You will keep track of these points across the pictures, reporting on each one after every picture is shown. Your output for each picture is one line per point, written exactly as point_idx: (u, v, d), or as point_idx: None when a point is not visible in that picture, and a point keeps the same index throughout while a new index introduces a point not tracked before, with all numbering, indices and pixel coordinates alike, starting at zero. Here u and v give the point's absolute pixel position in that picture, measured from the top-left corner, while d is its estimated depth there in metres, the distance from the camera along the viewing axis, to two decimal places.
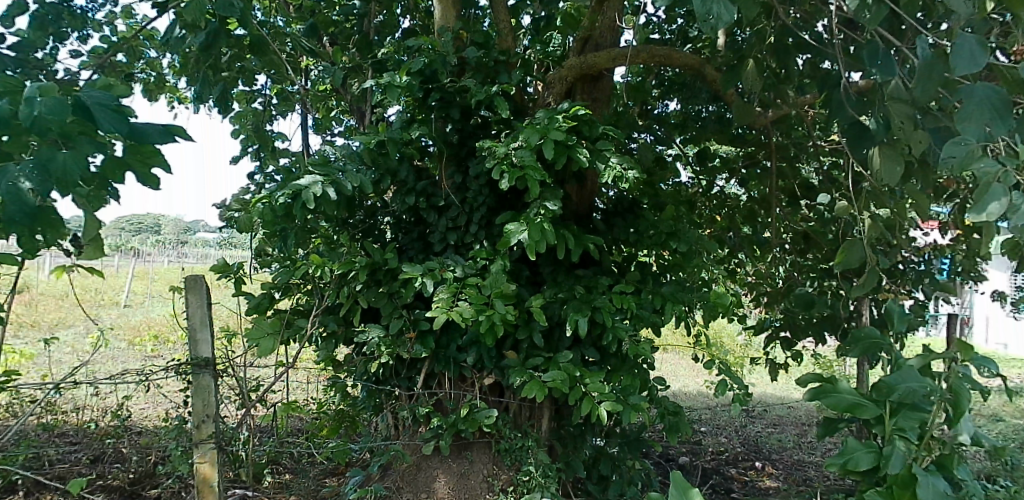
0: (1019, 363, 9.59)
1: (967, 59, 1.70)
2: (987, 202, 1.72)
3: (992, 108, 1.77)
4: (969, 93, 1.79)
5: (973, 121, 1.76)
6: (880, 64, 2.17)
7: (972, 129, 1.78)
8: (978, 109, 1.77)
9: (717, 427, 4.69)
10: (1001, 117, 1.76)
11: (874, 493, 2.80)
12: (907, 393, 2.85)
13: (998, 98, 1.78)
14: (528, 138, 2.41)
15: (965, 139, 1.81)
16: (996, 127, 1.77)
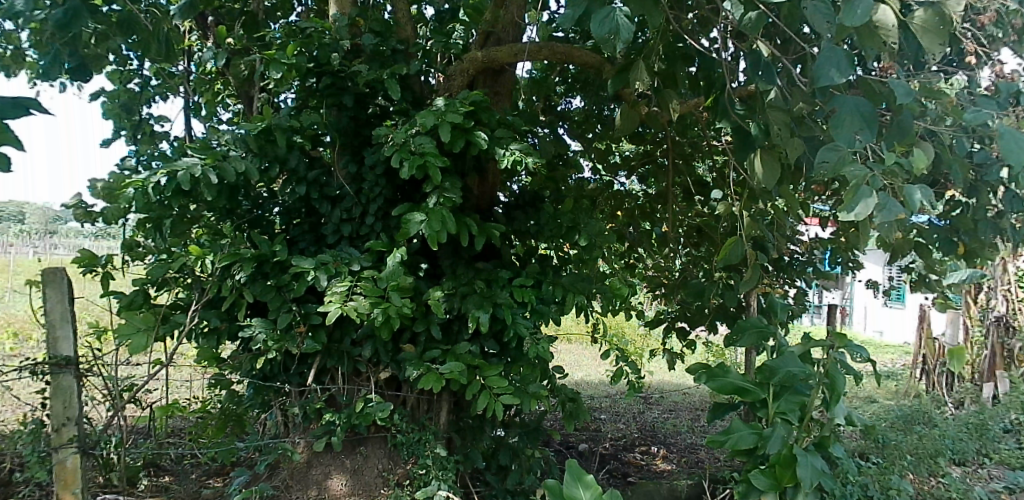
0: (890, 350, 10.53)
1: (834, 74, 1.80)
2: (859, 201, 1.82)
3: (861, 118, 1.89)
4: (839, 104, 1.91)
5: (844, 128, 1.88)
6: (764, 74, 2.29)
7: (843, 135, 1.89)
8: (849, 119, 1.89)
9: (616, 414, 4.85)
10: (870, 124, 1.88)
11: (758, 471, 3.21)
12: (786, 377, 3.19)
13: (866, 108, 1.89)
14: (426, 126, 2.39)
15: (838, 145, 1.94)
16: (865, 134, 1.89)
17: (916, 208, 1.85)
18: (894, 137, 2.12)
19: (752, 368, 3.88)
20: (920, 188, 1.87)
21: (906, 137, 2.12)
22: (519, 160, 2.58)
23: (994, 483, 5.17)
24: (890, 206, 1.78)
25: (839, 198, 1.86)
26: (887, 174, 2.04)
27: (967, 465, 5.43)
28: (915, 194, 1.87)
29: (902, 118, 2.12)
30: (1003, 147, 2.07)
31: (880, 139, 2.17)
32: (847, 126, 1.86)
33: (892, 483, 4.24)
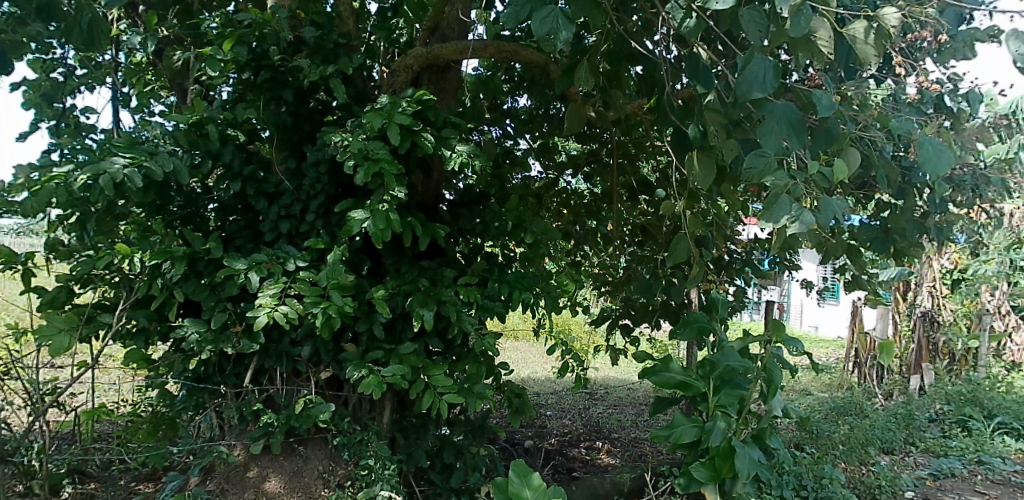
0: (825, 343, 11.00)
1: (765, 83, 1.87)
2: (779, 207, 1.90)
3: (787, 126, 1.97)
4: (768, 111, 1.98)
5: (771, 136, 1.96)
6: (702, 76, 2.34)
7: (770, 142, 1.96)
8: (776, 127, 1.96)
9: (562, 410, 4.91)
10: (795, 132, 1.96)
11: (699, 464, 3.34)
12: (727, 371, 3.35)
13: (793, 117, 1.97)
14: (369, 124, 2.34)
15: (765, 152, 2.00)
16: (791, 142, 1.97)
17: (830, 216, 1.95)
18: (820, 145, 2.22)
19: (693, 363, 3.97)
20: (836, 197, 1.97)
21: (831, 145, 2.22)
22: (466, 162, 2.56)
23: (920, 470, 5.44)
24: (806, 213, 1.86)
25: (762, 203, 1.94)
26: (810, 181, 2.14)
27: (895, 453, 5.70)
28: (831, 203, 1.97)
29: (829, 127, 2.22)
30: (920, 157, 2.19)
31: (807, 146, 2.26)
32: (774, 133, 1.94)
33: (824, 472, 4.42)
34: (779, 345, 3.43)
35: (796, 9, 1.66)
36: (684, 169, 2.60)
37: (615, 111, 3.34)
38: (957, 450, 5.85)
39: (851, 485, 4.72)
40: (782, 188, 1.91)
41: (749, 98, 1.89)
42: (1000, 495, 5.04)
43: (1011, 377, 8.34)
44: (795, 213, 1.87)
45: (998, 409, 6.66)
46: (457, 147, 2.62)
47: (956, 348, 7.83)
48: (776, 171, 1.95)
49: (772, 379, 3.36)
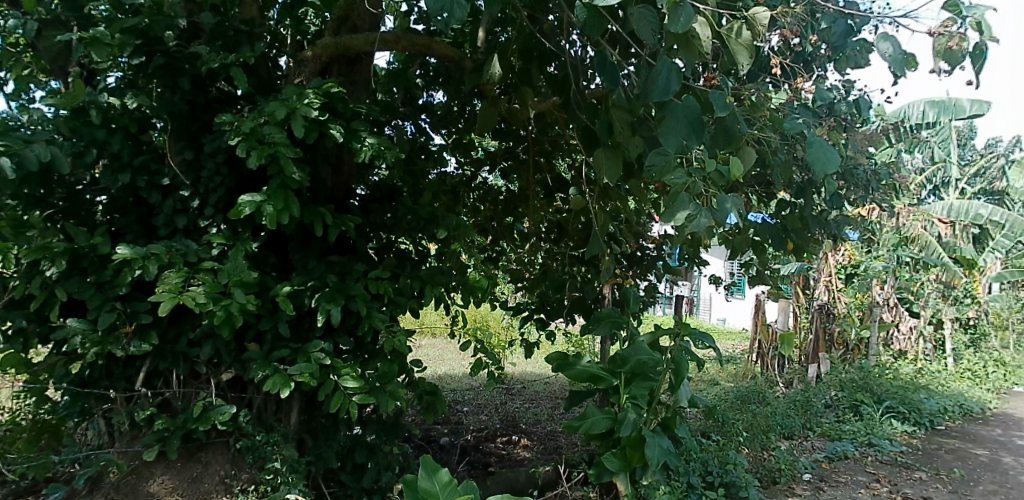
0: (732, 335, 11.59)
1: (664, 85, 1.92)
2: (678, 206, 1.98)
3: (687, 126, 2.04)
4: (669, 111, 2.04)
5: (672, 136, 2.02)
6: (608, 73, 2.37)
7: (671, 142, 2.02)
8: (677, 127, 2.03)
9: (478, 406, 4.93)
10: (695, 132, 2.03)
11: (612, 454, 3.45)
12: (637, 364, 3.47)
13: (694, 116, 2.04)
14: (270, 113, 2.25)
15: (666, 150, 2.06)
16: (692, 141, 2.04)
17: (725, 214, 2.05)
18: (720, 142, 2.31)
19: (607, 357, 4.07)
20: (730, 196, 2.07)
21: (730, 142, 2.32)
22: (377, 154, 2.47)
23: (816, 453, 5.81)
24: (701, 212, 1.95)
25: (662, 202, 2.01)
26: (709, 178, 2.23)
27: (794, 438, 6.05)
28: (725, 202, 2.07)
29: (727, 126, 2.32)
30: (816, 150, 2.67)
31: (707, 143, 2.36)
32: (674, 134, 2.00)
33: (728, 458, 4.64)
34: (688, 337, 3.55)
35: (677, 10, 1.72)
36: (592, 164, 2.65)
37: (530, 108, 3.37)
38: (849, 433, 6.28)
39: (753, 469, 4.98)
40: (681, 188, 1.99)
41: (649, 97, 1.94)
42: (885, 474, 5.45)
43: (896, 364, 9.05)
44: (692, 212, 1.96)
45: (885, 394, 7.20)
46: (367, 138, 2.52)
47: (848, 338, 8.42)
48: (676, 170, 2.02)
49: (680, 369, 3.45)
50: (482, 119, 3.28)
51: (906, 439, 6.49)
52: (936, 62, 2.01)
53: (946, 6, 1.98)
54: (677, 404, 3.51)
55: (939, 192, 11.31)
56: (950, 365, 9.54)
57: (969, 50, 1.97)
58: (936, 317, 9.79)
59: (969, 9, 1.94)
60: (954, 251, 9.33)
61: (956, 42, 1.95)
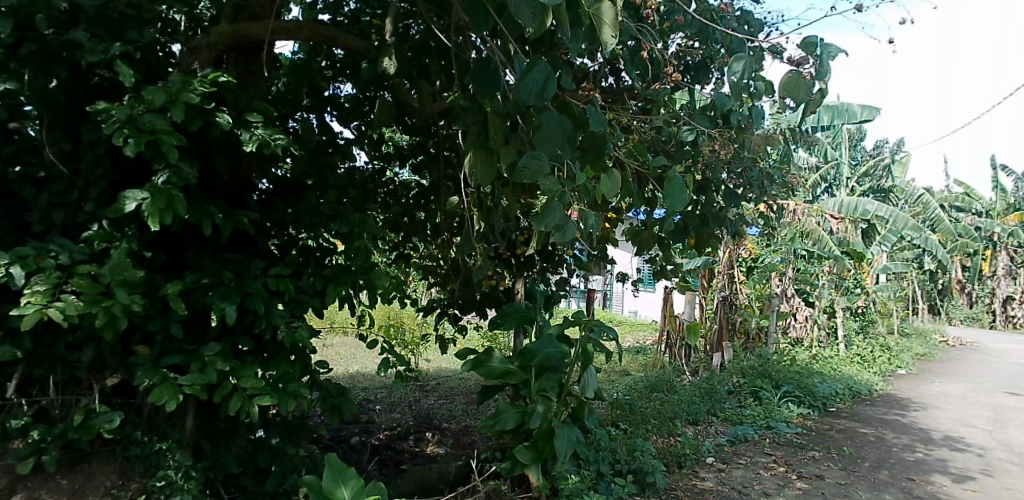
0: (642, 327, 12.10)
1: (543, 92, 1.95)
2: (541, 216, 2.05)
3: (561, 136, 2.09)
4: (546, 119, 2.07)
5: (546, 143, 2.06)
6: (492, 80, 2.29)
7: (545, 148, 2.06)
8: (551, 135, 2.07)
9: (391, 404, 4.89)
10: (570, 141, 2.08)
11: (523, 447, 3.56)
12: (544, 358, 3.49)
13: (568, 128, 2.09)
14: (149, 98, 2.12)
15: (539, 155, 2.09)
16: (565, 152, 2.10)
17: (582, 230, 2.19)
18: (592, 158, 2.40)
19: (519, 351, 4.11)
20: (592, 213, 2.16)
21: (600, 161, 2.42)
22: (269, 143, 2.35)
23: (719, 437, 6.11)
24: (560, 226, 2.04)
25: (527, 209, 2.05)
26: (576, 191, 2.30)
27: (699, 423, 6.36)
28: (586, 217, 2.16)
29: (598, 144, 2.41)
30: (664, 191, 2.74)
31: (578, 158, 2.43)
32: (549, 141, 2.04)
33: (636, 445, 4.80)
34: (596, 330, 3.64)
35: None
36: (465, 167, 2.53)
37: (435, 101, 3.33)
38: (750, 418, 6.66)
39: (660, 455, 5.19)
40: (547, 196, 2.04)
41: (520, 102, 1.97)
42: (782, 454, 5.81)
43: (792, 351, 9.68)
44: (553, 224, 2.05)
45: (782, 380, 7.68)
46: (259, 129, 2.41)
47: (750, 327, 8.90)
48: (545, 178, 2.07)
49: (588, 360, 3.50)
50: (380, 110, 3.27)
51: (800, 420, 6.94)
52: (783, 96, 2.17)
53: (803, 45, 2.21)
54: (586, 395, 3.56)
55: (832, 189, 12.13)
56: (841, 351, 10.28)
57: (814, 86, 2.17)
58: (829, 306, 10.51)
59: (822, 50, 2.19)
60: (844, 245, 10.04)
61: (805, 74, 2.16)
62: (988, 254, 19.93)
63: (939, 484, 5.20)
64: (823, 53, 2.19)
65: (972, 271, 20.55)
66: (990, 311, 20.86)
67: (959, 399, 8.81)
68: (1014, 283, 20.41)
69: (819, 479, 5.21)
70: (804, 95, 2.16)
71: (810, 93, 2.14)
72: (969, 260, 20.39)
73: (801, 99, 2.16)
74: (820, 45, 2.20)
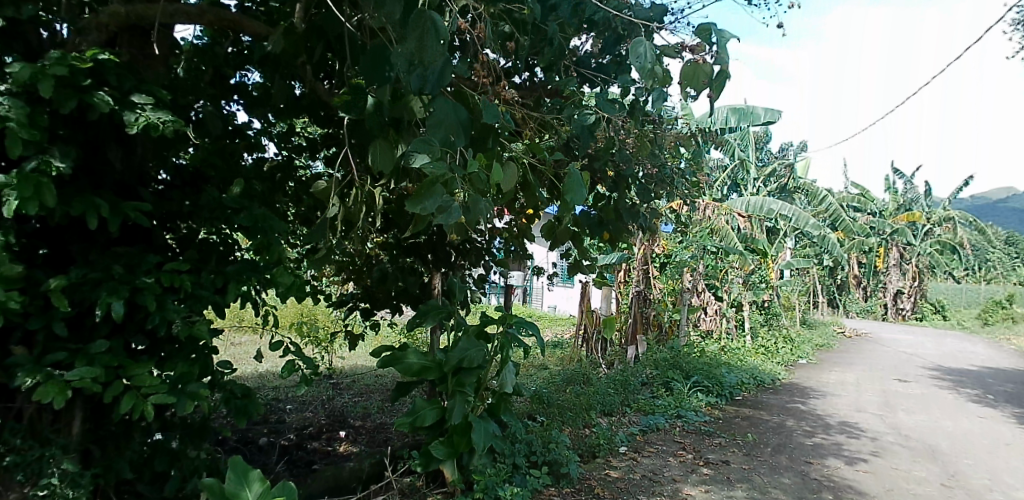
0: (561, 321, 12.38)
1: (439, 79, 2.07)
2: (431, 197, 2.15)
3: (454, 124, 2.26)
4: (440, 106, 2.23)
5: (438, 128, 2.22)
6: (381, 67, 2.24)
7: (437, 134, 2.22)
8: (445, 122, 2.23)
9: (303, 403, 4.80)
10: (462, 130, 2.24)
11: (438, 443, 3.56)
12: (463, 355, 3.45)
13: (462, 117, 2.27)
14: (16, 74, 1.97)
15: (431, 141, 2.19)
16: (456, 139, 2.25)
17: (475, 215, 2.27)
18: (482, 148, 2.65)
19: (436, 348, 4.08)
20: (483, 199, 2.27)
21: (488, 152, 2.66)
22: (157, 126, 2.22)
23: (632, 427, 6.33)
24: (448, 207, 2.14)
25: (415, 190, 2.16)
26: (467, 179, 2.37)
27: (613, 414, 6.57)
28: (476, 202, 2.28)
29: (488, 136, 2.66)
30: (567, 187, 3.07)
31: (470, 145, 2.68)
32: (442, 127, 2.20)
33: (552, 437, 4.89)
34: (514, 326, 3.66)
35: None
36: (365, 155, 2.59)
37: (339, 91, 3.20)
38: (661, 408, 6.93)
39: (575, 446, 5.32)
40: (440, 176, 2.22)
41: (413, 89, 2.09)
42: (690, 442, 6.08)
43: (702, 343, 10.15)
44: (443, 203, 2.15)
45: (693, 371, 8.04)
46: (145, 110, 2.27)
47: (663, 320, 9.27)
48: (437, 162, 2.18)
49: (506, 356, 3.51)
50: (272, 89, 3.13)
51: (708, 409, 7.29)
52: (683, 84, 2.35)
53: (699, 33, 2.35)
54: (503, 391, 3.56)
55: (740, 188, 12.79)
56: (747, 342, 10.87)
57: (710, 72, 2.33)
58: (737, 300, 11.08)
59: (715, 36, 2.35)
60: (750, 241, 10.61)
61: (702, 62, 2.35)
62: (880, 252, 21.55)
63: (832, 466, 5.59)
64: (717, 40, 2.35)
65: (866, 267, 22.17)
66: (882, 304, 22.57)
67: (851, 386, 9.49)
68: (902, 279, 22.21)
69: (724, 464, 5.49)
70: (703, 81, 2.37)
71: (708, 79, 2.33)
72: (863, 256, 22.00)
73: (702, 85, 2.36)
74: (713, 31, 2.35)
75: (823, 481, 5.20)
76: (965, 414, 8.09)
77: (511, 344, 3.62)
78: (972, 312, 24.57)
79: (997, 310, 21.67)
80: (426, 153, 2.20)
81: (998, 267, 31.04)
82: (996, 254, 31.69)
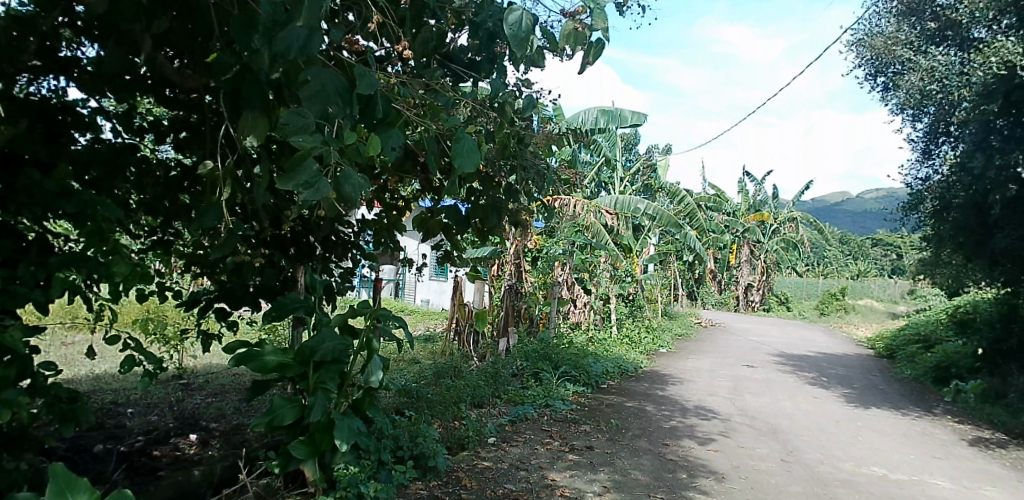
0: (434, 315, 12.44)
1: (308, 43, 1.76)
2: (303, 172, 1.83)
3: (334, 93, 1.88)
4: (315, 72, 1.85)
5: (316, 101, 1.83)
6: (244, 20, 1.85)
7: (314, 107, 1.83)
8: (322, 92, 1.85)
9: (147, 406, 4.47)
10: (343, 99, 1.88)
11: (298, 442, 3.42)
12: (326, 351, 3.37)
13: (342, 86, 1.89)
14: None
15: (305, 111, 1.83)
16: (336, 110, 1.88)
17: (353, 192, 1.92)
18: (366, 119, 2.15)
19: (296, 342, 3.94)
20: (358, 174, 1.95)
21: (376, 123, 2.21)
22: None
23: (502, 417, 6.46)
24: (318, 185, 1.81)
25: (285, 166, 1.84)
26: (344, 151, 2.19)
27: (483, 406, 6.68)
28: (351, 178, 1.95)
29: (375, 104, 2.19)
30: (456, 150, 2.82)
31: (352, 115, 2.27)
32: (318, 99, 1.82)
33: (419, 431, 4.89)
34: (380, 320, 3.62)
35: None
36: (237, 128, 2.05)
37: (187, 73, 2.97)
38: (530, 398, 7.15)
39: (444, 439, 5.35)
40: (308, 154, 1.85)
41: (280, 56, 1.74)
42: (557, 429, 6.31)
43: (571, 334, 10.59)
44: (309, 181, 1.81)
45: (561, 362, 8.36)
46: None
47: (533, 313, 9.54)
48: (311, 135, 1.86)
49: (370, 348, 3.47)
50: (109, 61, 2.67)
51: (574, 397, 7.61)
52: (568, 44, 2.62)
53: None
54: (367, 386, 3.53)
55: (608, 186, 13.41)
56: (611, 334, 11.47)
57: (590, 38, 2.62)
58: (604, 293, 11.65)
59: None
60: (617, 238, 11.17)
61: (581, 27, 2.61)
62: (733, 248, 23.50)
63: (686, 447, 6.03)
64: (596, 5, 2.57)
65: (721, 263, 24.05)
66: (734, 296, 24.65)
67: (704, 373, 10.27)
68: (752, 273, 24.32)
69: (587, 449, 5.76)
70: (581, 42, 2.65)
71: (588, 43, 2.63)
72: (718, 252, 23.91)
73: (582, 47, 2.65)
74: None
75: (678, 461, 5.60)
76: (799, 395, 9.03)
77: (377, 338, 3.57)
78: (809, 303, 27.41)
79: (829, 301, 24.33)
80: (299, 128, 1.83)
81: (831, 263, 34.88)
82: (830, 251, 35.56)
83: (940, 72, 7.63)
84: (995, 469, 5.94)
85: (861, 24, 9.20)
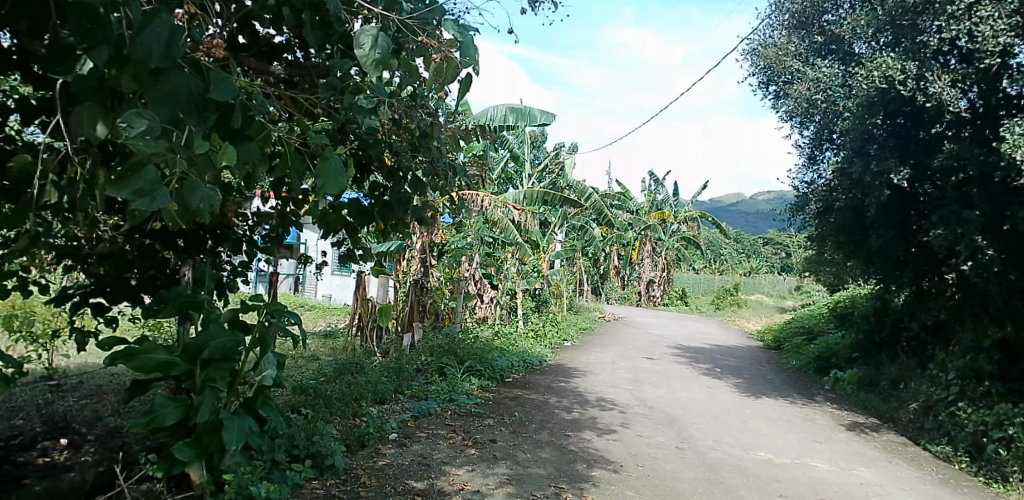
0: (336, 310, 12.17)
1: (159, 40, 1.51)
2: (139, 179, 1.53)
3: (187, 99, 1.63)
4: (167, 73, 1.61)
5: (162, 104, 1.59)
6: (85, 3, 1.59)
7: (160, 112, 1.60)
8: (172, 95, 1.61)
9: (11, 409, 4.11)
10: (198, 107, 1.65)
11: (183, 443, 3.26)
12: (218, 348, 3.25)
13: (197, 92, 1.65)
14: None
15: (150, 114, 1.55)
16: (188, 118, 1.63)
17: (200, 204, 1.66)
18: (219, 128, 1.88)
19: (184, 338, 3.75)
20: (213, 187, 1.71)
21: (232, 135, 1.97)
22: None
23: (403, 413, 6.42)
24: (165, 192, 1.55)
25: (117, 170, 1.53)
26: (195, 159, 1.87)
27: (385, 402, 6.61)
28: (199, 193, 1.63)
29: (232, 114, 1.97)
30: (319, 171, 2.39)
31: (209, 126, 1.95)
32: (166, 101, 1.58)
33: (316, 429, 4.79)
34: (275, 315, 3.52)
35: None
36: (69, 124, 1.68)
37: None
38: (434, 393, 7.14)
39: (342, 436, 5.27)
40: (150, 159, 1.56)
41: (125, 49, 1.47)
42: (459, 424, 6.35)
43: (477, 329, 10.66)
44: (147, 189, 1.53)
45: (466, 356, 8.40)
46: None
47: (439, 308, 9.52)
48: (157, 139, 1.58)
49: (265, 343, 3.38)
50: None
51: (478, 392, 7.67)
52: None
53: None
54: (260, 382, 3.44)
55: (516, 182, 13.56)
56: (517, 328, 11.64)
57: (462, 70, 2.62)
58: (510, 288, 11.79)
59: None
60: (524, 234, 11.31)
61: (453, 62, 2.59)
62: (635, 245, 24.43)
63: (586, 439, 6.22)
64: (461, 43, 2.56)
65: (623, 259, 24.94)
66: (636, 291, 25.65)
67: (605, 365, 10.63)
68: (653, 269, 25.38)
69: (490, 443, 5.84)
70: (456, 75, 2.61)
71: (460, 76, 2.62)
72: (622, 249, 24.78)
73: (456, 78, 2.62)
74: None
75: (578, 453, 5.77)
76: (691, 385, 9.54)
77: (272, 333, 3.47)
78: (705, 298, 28.97)
79: (723, 296, 25.81)
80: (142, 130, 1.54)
81: (726, 260, 37.01)
82: (725, 249, 37.73)
83: (825, 83, 7.92)
84: (863, 451, 6.52)
85: (755, 35, 9.85)
